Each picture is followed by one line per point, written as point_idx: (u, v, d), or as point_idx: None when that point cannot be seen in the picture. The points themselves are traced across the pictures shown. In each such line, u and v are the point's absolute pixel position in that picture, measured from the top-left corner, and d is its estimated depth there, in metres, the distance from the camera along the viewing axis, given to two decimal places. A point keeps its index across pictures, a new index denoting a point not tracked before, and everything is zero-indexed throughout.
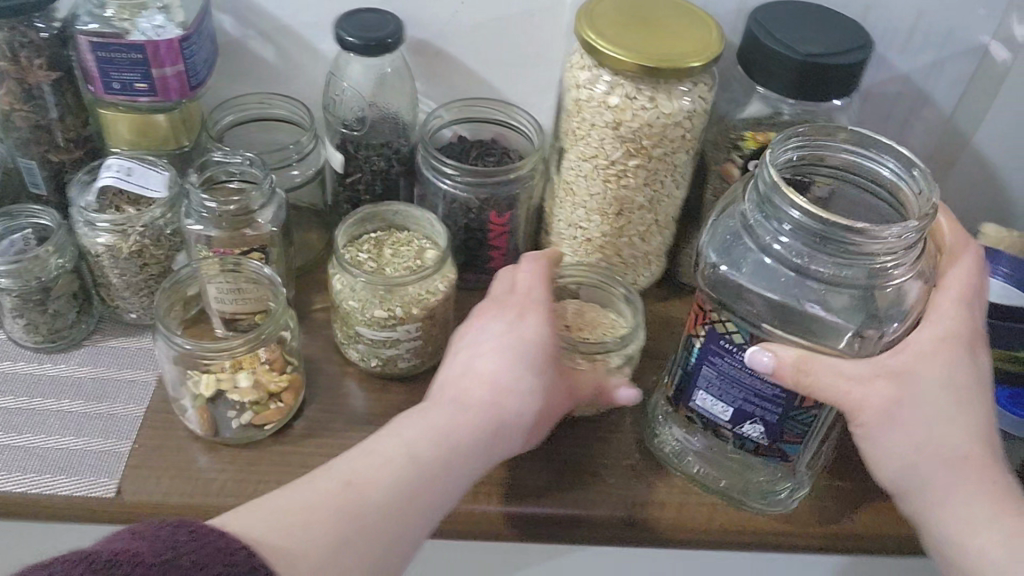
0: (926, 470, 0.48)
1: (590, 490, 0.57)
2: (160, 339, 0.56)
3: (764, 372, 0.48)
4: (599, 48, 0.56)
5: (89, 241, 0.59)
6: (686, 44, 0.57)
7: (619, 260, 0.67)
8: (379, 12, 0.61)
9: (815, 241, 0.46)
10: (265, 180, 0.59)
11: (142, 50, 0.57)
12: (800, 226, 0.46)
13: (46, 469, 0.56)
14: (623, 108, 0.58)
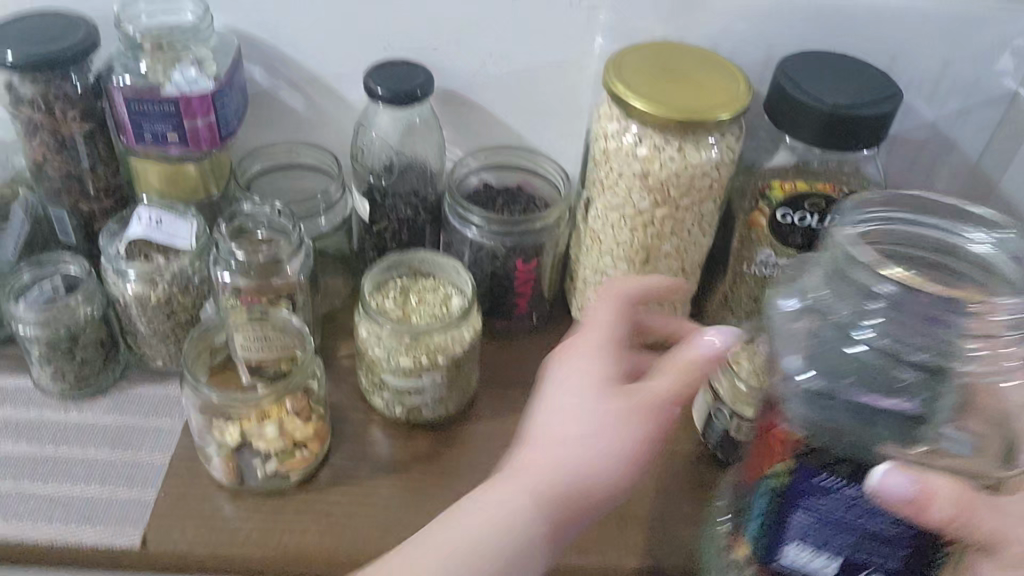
0: None
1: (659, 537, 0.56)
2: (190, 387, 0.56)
3: (903, 500, 0.36)
4: (628, 100, 0.57)
5: (119, 289, 0.60)
6: (714, 96, 0.58)
7: None
8: (410, 63, 0.62)
9: (902, 330, 0.37)
10: (294, 231, 0.60)
11: (175, 103, 0.57)
12: (895, 313, 0.37)
13: (71, 518, 0.56)
14: (652, 159, 0.58)
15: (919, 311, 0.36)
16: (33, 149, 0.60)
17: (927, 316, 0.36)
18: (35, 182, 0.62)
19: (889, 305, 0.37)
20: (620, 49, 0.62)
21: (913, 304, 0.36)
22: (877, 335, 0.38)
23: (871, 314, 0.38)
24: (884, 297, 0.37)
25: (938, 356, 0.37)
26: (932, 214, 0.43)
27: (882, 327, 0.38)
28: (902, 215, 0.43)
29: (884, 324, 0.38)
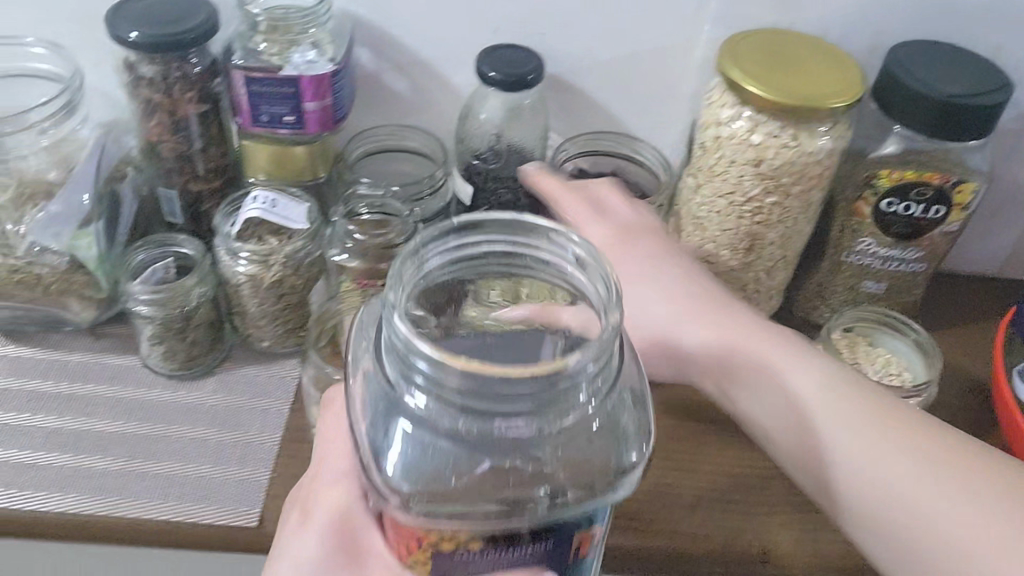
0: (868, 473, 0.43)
1: (772, 518, 0.57)
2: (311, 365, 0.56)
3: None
4: (742, 84, 0.57)
5: (231, 270, 0.60)
6: (830, 84, 0.58)
7: (744, 296, 0.66)
8: (521, 49, 0.62)
9: (481, 410, 0.33)
10: (408, 216, 0.60)
11: (294, 85, 0.58)
12: (437, 388, 0.33)
13: (188, 497, 0.55)
14: (765, 146, 0.58)
15: (505, 390, 0.32)
16: (150, 128, 0.60)
17: (520, 395, 0.33)
18: (148, 161, 0.63)
19: (431, 380, 0.33)
20: (730, 36, 0.62)
21: (487, 388, 0.32)
22: (444, 425, 0.35)
23: (422, 395, 0.34)
24: (446, 379, 0.33)
25: (548, 412, 0.34)
26: (502, 232, 0.38)
27: (429, 408, 0.34)
28: (453, 242, 0.38)
29: (437, 399, 0.34)
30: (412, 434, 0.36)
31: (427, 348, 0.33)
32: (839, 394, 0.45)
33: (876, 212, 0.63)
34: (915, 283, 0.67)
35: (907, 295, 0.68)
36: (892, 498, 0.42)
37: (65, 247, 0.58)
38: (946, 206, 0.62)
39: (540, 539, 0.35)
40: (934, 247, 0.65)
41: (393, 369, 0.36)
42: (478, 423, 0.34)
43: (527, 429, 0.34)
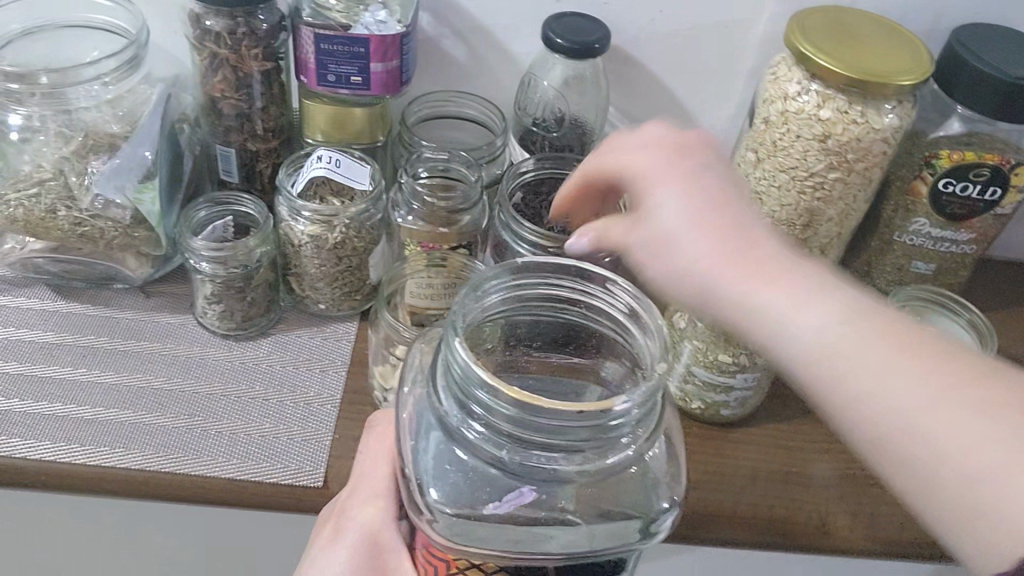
0: (904, 404, 0.34)
1: (825, 492, 0.58)
2: (382, 324, 0.56)
3: None
4: (811, 58, 0.57)
5: (293, 230, 0.60)
6: (899, 62, 0.58)
7: None
8: (588, 18, 0.62)
9: (529, 442, 0.35)
10: (475, 181, 0.60)
11: (365, 45, 0.57)
12: (490, 415, 0.35)
13: (251, 455, 0.55)
14: (834, 122, 0.58)
15: (552, 423, 0.34)
16: (212, 83, 0.60)
17: (565, 432, 0.34)
18: (208, 118, 0.62)
19: (485, 409, 0.35)
20: (796, 12, 0.62)
21: (533, 417, 0.34)
22: (487, 453, 0.36)
23: (476, 424, 0.36)
24: (499, 406, 0.34)
25: (589, 448, 0.35)
26: (558, 278, 0.40)
27: (482, 437, 0.36)
28: (515, 286, 0.40)
29: (488, 428, 0.36)
30: (461, 459, 0.37)
31: (478, 371, 0.35)
32: (844, 314, 0.36)
33: (933, 191, 0.63)
34: (962, 264, 0.68)
35: (953, 276, 0.69)
36: (930, 436, 0.33)
37: (130, 202, 0.58)
38: (1003, 187, 0.62)
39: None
40: (986, 230, 0.65)
41: (449, 397, 0.37)
42: (518, 454, 0.36)
43: (563, 465, 0.35)
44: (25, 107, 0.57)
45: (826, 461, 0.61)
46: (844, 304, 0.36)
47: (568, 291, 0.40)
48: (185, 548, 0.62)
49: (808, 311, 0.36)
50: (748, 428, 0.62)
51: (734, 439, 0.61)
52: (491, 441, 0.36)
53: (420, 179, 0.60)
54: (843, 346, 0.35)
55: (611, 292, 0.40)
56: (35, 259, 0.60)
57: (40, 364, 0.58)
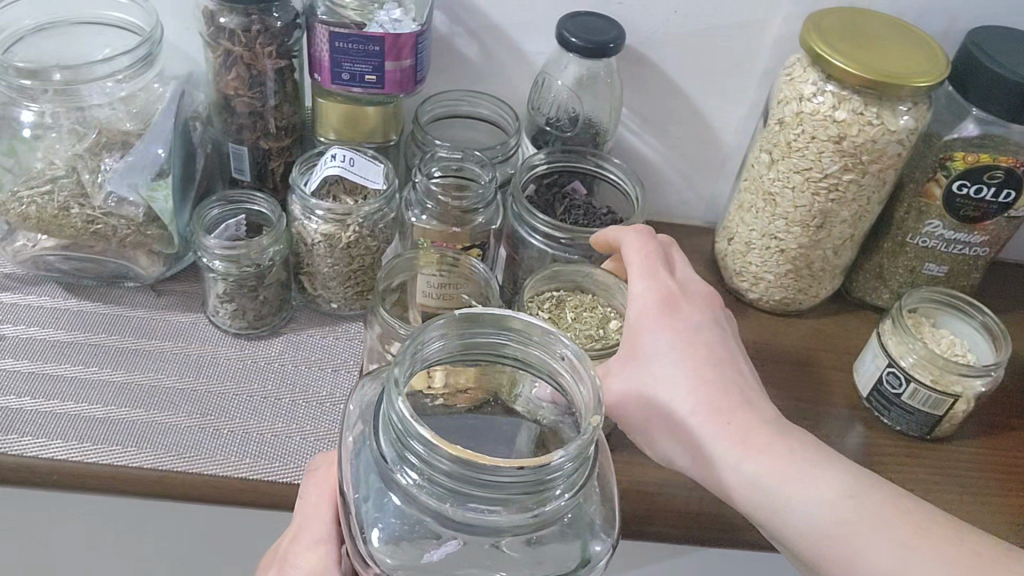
0: (852, 532, 0.41)
1: None
2: (377, 322, 0.56)
3: None
4: (828, 58, 0.57)
5: (306, 229, 0.60)
6: (915, 64, 0.58)
7: (808, 273, 0.67)
8: (602, 17, 0.61)
9: (465, 496, 0.34)
10: (488, 180, 0.60)
11: (379, 43, 0.57)
12: (426, 468, 0.34)
13: (264, 455, 0.55)
14: (850, 123, 0.58)
15: (489, 479, 0.33)
16: (226, 81, 0.59)
17: (503, 487, 0.33)
18: (220, 116, 0.62)
19: (422, 462, 0.34)
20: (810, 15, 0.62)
21: (468, 470, 0.33)
22: (420, 504, 0.35)
23: (410, 471, 0.35)
24: (437, 461, 0.33)
25: (529, 500, 0.34)
26: (495, 329, 0.37)
27: (418, 487, 0.35)
28: (454, 334, 0.37)
29: (422, 479, 0.34)
30: (395, 504, 0.37)
31: (413, 422, 0.33)
32: (802, 467, 0.43)
33: (947, 193, 0.63)
34: (973, 267, 0.68)
35: (964, 279, 0.69)
36: None
37: (143, 199, 0.57)
38: (1017, 190, 0.62)
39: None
40: (999, 233, 0.65)
41: (386, 442, 0.36)
42: (456, 507, 0.34)
43: (501, 517, 0.34)
44: (38, 104, 0.56)
45: None
46: (805, 461, 0.43)
47: (506, 339, 0.37)
48: (196, 548, 0.62)
49: (805, 483, 0.42)
50: None
51: None
52: (425, 494, 0.35)
53: (433, 178, 0.60)
54: (838, 525, 0.41)
55: (550, 344, 0.37)
56: (46, 257, 0.60)
57: (51, 363, 0.58)
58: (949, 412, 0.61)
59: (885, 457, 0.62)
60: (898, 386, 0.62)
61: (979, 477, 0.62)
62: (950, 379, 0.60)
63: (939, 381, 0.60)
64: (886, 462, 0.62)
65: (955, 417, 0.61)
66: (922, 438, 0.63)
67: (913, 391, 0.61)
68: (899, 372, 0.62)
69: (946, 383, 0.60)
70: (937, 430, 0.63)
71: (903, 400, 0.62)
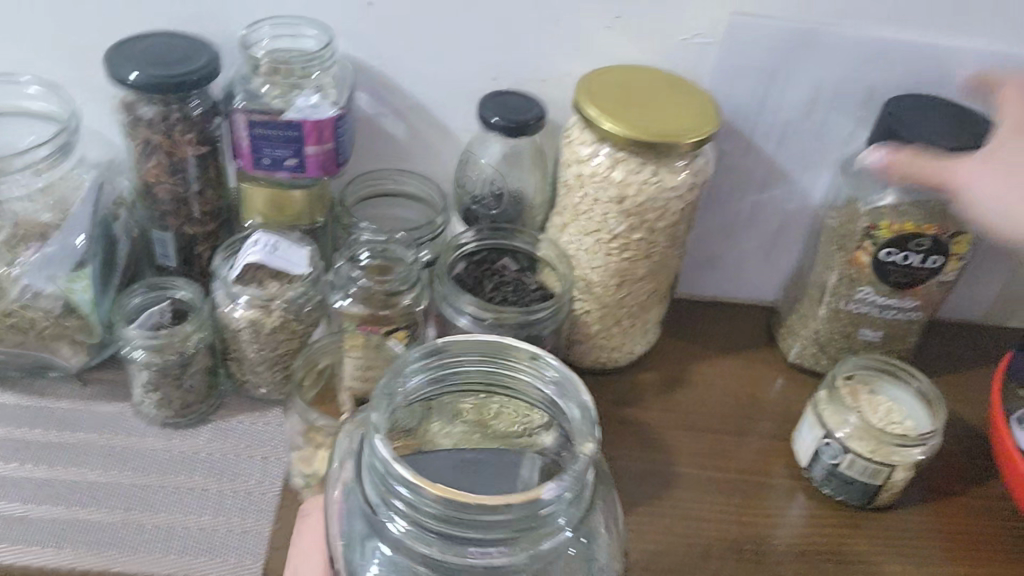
0: None
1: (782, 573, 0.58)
2: (294, 410, 0.56)
3: None
4: (598, 122, 0.57)
5: (230, 315, 0.59)
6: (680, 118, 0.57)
7: (619, 330, 0.66)
8: (524, 96, 0.62)
9: (455, 538, 0.35)
10: (414, 261, 0.59)
11: (299, 129, 0.57)
12: (413, 512, 0.35)
13: (188, 550, 0.54)
14: (627, 183, 0.58)
15: (480, 523, 0.34)
16: (147, 170, 0.59)
17: (493, 531, 0.35)
18: (143, 203, 0.61)
19: (408, 505, 0.35)
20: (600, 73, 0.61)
21: (453, 516, 0.34)
22: (412, 553, 0.37)
23: (399, 516, 0.36)
24: (421, 505, 0.35)
25: (525, 541, 0.35)
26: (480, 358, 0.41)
27: (406, 532, 0.36)
28: (435, 366, 0.40)
29: (411, 527, 0.36)
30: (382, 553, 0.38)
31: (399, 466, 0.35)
32: None
33: (875, 260, 0.63)
34: (909, 332, 0.68)
35: (903, 342, 0.69)
36: None
37: (62, 290, 0.57)
38: (944, 257, 0.62)
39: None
40: (933, 297, 0.65)
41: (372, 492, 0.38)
42: (448, 552, 0.36)
43: (497, 558, 0.36)
44: None
45: (772, 535, 0.60)
46: None
47: (493, 367, 0.41)
48: None
49: None
50: (701, 503, 0.62)
51: (691, 504, 0.61)
52: (417, 539, 0.36)
53: (359, 261, 0.59)
54: None
55: (535, 367, 0.41)
56: None
57: None
58: (888, 481, 0.60)
59: (827, 528, 0.61)
60: (834, 456, 0.61)
61: (923, 545, 0.61)
62: (886, 449, 0.60)
63: (874, 451, 0.60)
64: (828, 533, 0.61)
65: (893, 486, 0.61)
66: (864, 507, 0.63)
67: (850, 461, 0.61)
68: (835, 443, 0.61)
69: (883, 454, 0.59)
70: (877, 499, 0.62)
71: (840, 470, 0.61)
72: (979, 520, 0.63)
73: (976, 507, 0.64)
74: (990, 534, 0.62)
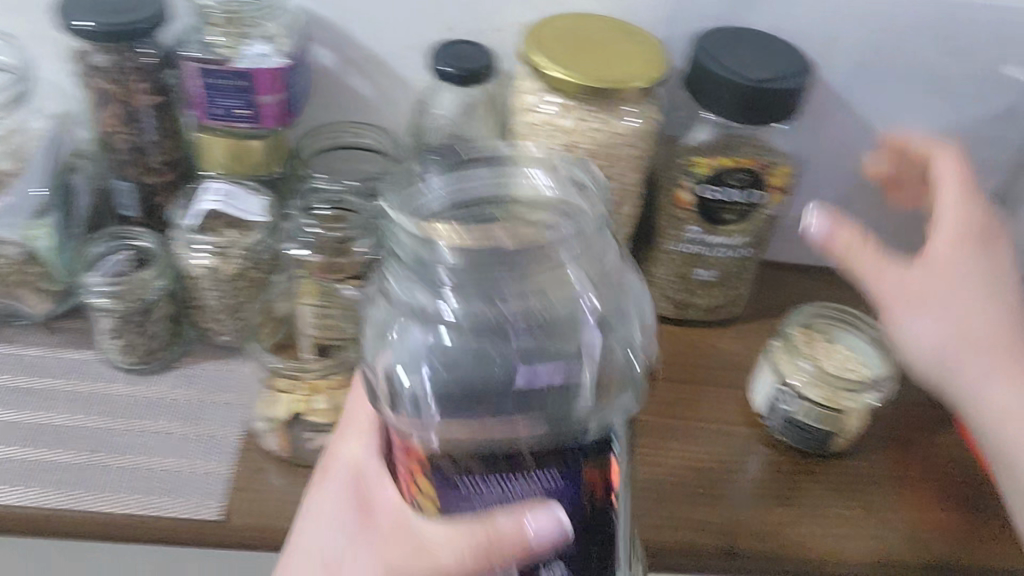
0: (950, 360, 0.53)
1: (741, 522, 0.59)
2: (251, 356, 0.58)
3: (552, 534, 0.35)
4: (548, 70, 0.58)
5: (189, 263, 0.60)
6: (619, 66, 0.59)
7: None
8: (477, 45, 0.62)
9: (492, 288, 0.36)
10: (365, 210, 0.60)
11: (249, 79, 0.58)
12: (451, 276, 0.36)
13: (150, 490, 0.55)
14: (575, 131, 0.60)
15: (511, 249, 0.35)
16: (103, 119, 0.61)
17: (512, 263, 0.36)
18: (102, 152, 0.63)
19: (445, 272, 0.36)
20: (537, 22, 0.63)
21: (482, 253, 0.35)
22: (457, 326, 0.36)
23: (439, 293, 0.36)
24: (459, 260, 0.35)
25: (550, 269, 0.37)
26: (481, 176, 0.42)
27: (450, 311, 0.36)
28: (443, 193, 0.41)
29: (460, 294, 0.36)
30: (421, 347, 0.37)
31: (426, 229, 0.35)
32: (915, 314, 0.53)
33: (697, 199, 0.64)
34: (744, 268, 0.69)
35: (736, 282, 0.70)
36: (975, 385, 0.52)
37: (23, 237, 0.58)
38: (762, 189, 0.64)
39: (546, 465, 0.35)
40: (761, 230, 0.67)
41: (396, 286, 0.38)
42: (493, 299, 0.36)
43: (541, 312, 0.37)
44: None
45: (728, 482, 0.61)
46: (1001, 346, 0.52)
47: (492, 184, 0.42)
48: None
49: (921, 322, 0.53)
50: (658, 448, 0.63)
51: (651, 451, 0.62)
52: (463, 308, 0.36)
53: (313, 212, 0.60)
54: (948, 364, 0.53)
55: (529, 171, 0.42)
56: None
57: None
58: (840, 427, 0.61)
59: (784, 475, 0.62)
60: (788, 403, 0.62)
61: (877, 492, 0.62)
62: (838, 395, 0.61)
63: (826, 397, 0.61)
64: (787, 481, 0.62)
65: (846, 432, 0.62)
66: (821, 457, 0.64)
67: (803, 408, 0.61)
68: (789, 388, 0.62)
69: (835, 400, 0.60)
70: (833, 445, 0.63)
71: (793, 417, 0.62)
72: (932, 468, 0.65)
73: (929, 458, 0.65)
74: (938, 483, 0.64)
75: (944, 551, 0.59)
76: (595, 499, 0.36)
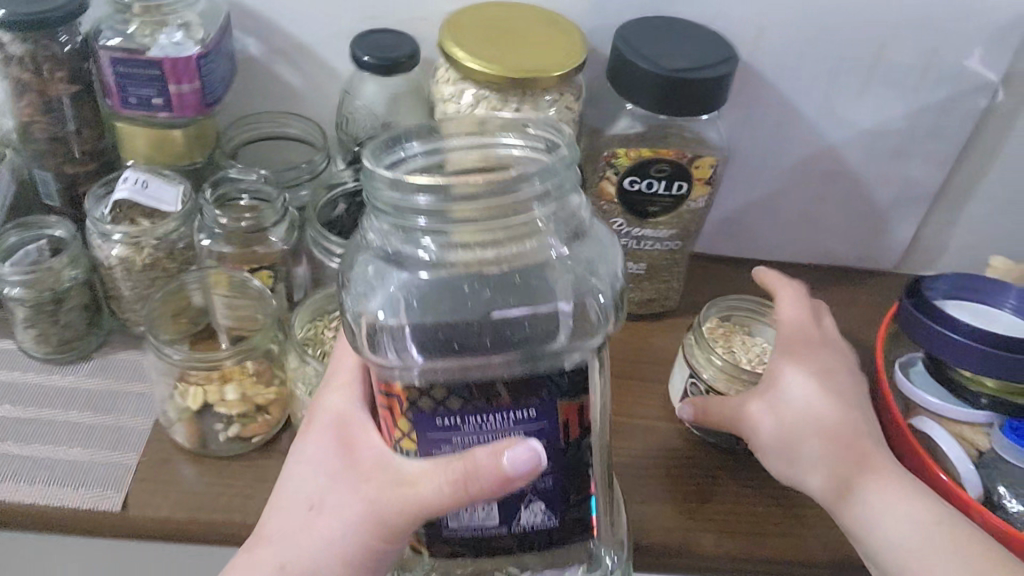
0: (869, 508, 0.49)
1: (648, 514, 0.58)
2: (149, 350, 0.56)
3: (529, 468, 0.39)
4: (462, 61, 0.57)
5: (101, 252, 0.60)
6: (533, 55, 0.58)
7: None
8: (398, 35, 0.62)
9: (476, 231, 0.38)
10: (279, 198, 0.60)
11: (159, 67, 0.58)
12: (434, 220, 0.38)
13: (53, 480, 0.55)
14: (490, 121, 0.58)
15: (478, 205, 0.38)
16: (20, 108, 0.60)
17: (488, 228, 0.39)
18: (20, 143, 0.62)
19: (429, 216, 0.38)
20: (460, 10, 0.62)
21: (460, 209, 0.38)
22: (433, 269, 0.40)
23: (420, 238, 0.39)
24: (440, 207, 0.37)
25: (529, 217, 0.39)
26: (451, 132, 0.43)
27: (434, 254, 0.39)
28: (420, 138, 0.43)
29: (440, 241, 0.39)
30: (399, 288, 0.40)
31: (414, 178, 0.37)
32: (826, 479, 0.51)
33: (620, 190, 0.63)
34: (673, 261, 0.69)
35: (666, 274, 0.69)
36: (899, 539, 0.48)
37: None
38: (688, 181, 0.63)
39: (520, 406, 0.39)
40: (686, 223, 0.66)
41: (375, 232, 0.40)
42: (466, 250, 0.39)
43: (507, 250, 0.39)
44: None
45: (641, 473, 0.60)
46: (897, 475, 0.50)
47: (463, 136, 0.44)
48: None
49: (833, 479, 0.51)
50: None
51: None
52: (446, 251, 0.39)
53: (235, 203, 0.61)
54: (871, 516, 0.49)
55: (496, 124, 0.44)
56: None
57: None
58: None
59: (699, 465, 0.61)
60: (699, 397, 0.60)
61: None
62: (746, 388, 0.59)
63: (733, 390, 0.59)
64: (702, 470, 0.61)
65: None
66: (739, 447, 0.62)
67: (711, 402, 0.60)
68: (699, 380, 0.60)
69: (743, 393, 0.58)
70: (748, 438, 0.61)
71: None
72: None
73: None
74: None
75: (856, 545, 0.58)
76: (567, 434, 0.41)
